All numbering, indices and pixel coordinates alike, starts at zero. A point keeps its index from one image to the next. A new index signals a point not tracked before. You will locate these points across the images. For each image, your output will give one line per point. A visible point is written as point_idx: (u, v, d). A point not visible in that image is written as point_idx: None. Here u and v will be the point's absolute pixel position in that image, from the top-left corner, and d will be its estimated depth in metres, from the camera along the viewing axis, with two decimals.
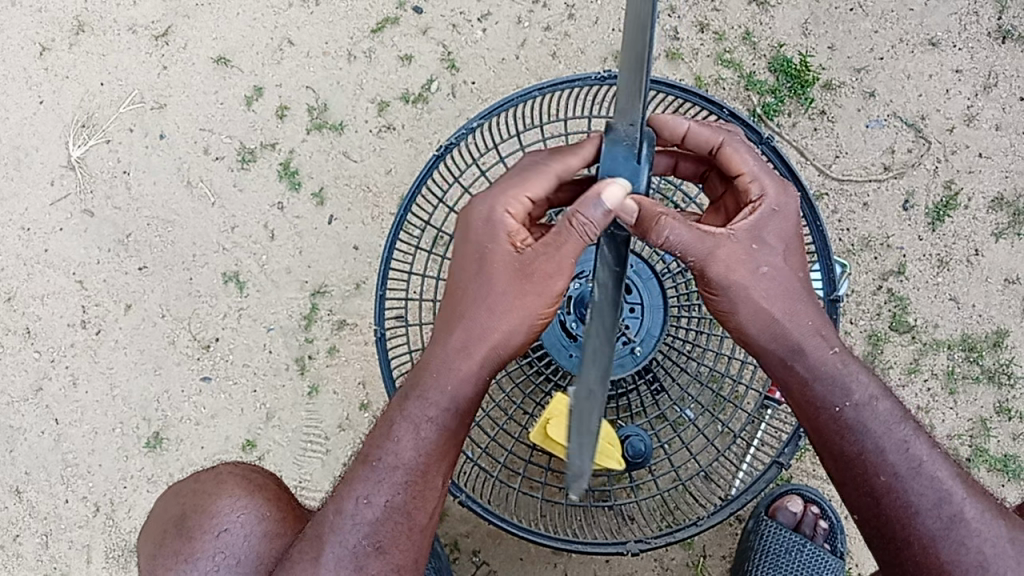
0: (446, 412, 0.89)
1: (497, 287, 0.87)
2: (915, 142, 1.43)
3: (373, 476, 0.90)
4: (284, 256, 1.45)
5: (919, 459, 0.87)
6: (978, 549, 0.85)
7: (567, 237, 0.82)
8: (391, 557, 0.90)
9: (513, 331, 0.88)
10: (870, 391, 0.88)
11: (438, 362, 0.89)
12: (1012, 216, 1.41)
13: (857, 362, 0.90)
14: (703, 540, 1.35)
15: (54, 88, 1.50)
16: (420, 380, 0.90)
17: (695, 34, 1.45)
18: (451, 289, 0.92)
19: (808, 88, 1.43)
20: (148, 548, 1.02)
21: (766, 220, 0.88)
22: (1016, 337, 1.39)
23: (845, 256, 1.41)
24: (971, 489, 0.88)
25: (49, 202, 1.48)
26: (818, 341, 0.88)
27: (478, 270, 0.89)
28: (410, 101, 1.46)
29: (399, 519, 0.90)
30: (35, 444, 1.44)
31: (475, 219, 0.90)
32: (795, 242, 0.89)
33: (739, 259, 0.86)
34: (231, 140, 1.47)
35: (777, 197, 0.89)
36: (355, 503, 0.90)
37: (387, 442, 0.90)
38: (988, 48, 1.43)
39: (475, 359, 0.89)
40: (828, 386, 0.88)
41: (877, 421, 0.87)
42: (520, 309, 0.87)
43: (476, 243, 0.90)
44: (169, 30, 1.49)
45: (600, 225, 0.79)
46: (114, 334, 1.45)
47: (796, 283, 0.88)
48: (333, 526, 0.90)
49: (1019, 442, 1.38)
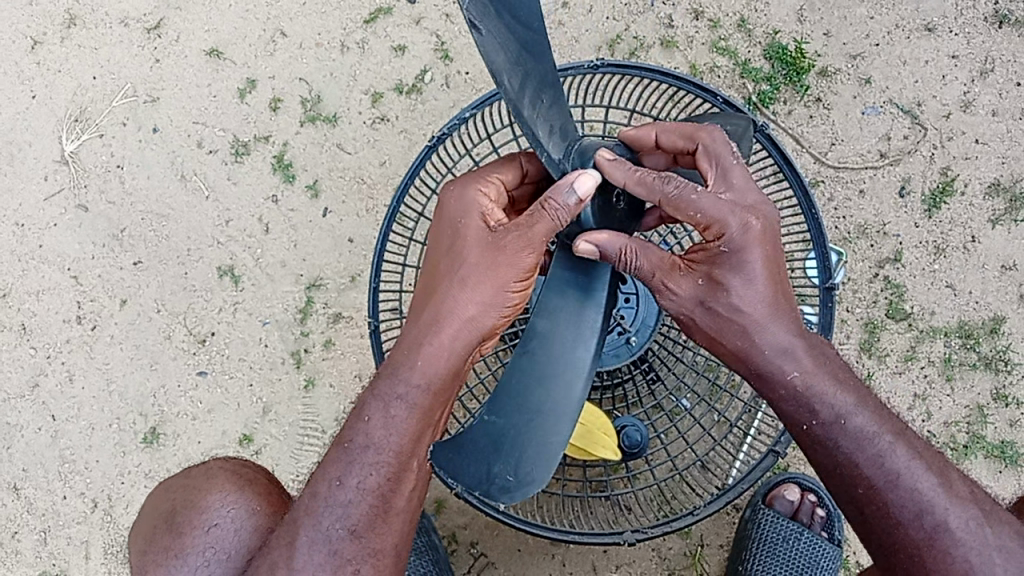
0: (416, 388, 0.87)
1: (469, 261, 0.88)
2: (911, 129, 1.42)
3: (345, 457, 0.87)
4: (279, 250, 1.45)
5: (896, 472, 0.85)
6: (964, 558, 0.83)
7: (539, 220, 0.86)
8: (368, 542, 0.87)
9: (486, 306, 0.87)
10: (841, 409, 0.86)
11: (410, 337, 0.88)
12: (1009, 202, 1.40)
13: (834, 378, 0.87)
14: (700, 529, 1.35)
15: (46, 83, 1.49)
16: (393, 357, 0.88)
17: (690, 22, 1.44)
18: (428, 268, 0.92)
19: (803, 75, 1.42)
20: (139, 543, 1.02)
21: (715, 258, 0.85)
22: (1013, 324, 1.38)
23: (840, 245, 1.41)
24: (956, 498, 0.84)
25: (42, 198, 1.47)
26: (779, 365, 0.87)
27: (450, 245, 0.90)
28: (404, 92, 1.45)
29: (374, 502, 0.87)
30: (33, 440, 1.44)
31: (448, 200, 0.94)
32: (758, 273, 0.85)
33: (687, 295, 0.88)
34: (224, 133, 1.47)
35: (727, 234, 0.84)
36: (328, 486, 0.87)
37: (359, 422, 0.88)
38: (984, 33, 1.42)
39: (446, 334, 0.87)
40: (792, 406, 0.87)
41: (847, 437, 0.86)
42: (491, 282, 0.87)
43: (450, 221, 0.92)
44: (161, 23, 1.49)
45: (567, 207, 0.85)
46: (110, 329, 1.45)
47: (755, 313, 0.86)
48: (307, 510, 0.87)
49: (1015, 429, 1.37)
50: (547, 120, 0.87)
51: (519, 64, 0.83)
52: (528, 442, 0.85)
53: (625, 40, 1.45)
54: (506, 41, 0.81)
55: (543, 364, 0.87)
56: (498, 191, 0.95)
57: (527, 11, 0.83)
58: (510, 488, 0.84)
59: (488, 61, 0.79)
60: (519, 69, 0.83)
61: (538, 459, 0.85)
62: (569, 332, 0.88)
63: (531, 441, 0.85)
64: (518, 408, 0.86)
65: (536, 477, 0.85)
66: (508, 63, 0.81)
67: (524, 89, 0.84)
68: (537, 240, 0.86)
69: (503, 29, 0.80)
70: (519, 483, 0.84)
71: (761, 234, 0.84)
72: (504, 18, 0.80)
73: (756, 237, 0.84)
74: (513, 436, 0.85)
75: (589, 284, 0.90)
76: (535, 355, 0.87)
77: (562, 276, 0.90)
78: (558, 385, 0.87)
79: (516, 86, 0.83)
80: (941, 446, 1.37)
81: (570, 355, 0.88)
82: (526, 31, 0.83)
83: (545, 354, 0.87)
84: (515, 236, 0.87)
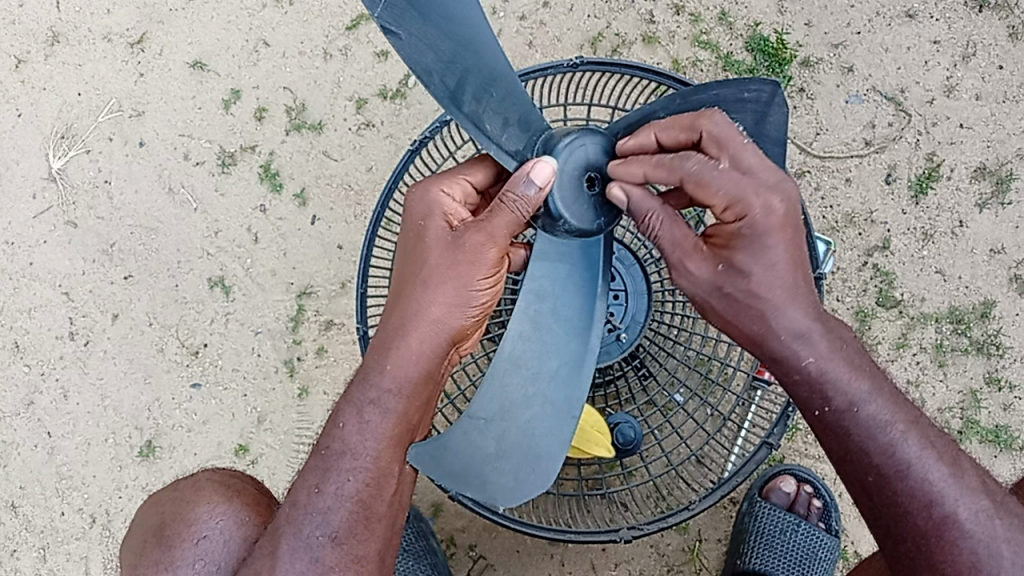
0: (387, 393, 0.88)
1: (431, 264, 0.88)
2: (896, 116, 1.42)
3: (323, 464, 0.88)
4: (268, 259, 1.45)
5: (907, 462, 0.83)
6: (971, 551, 0.80)
7: (501, 215, 0.86)
8: (350, 548, 0.87)
9: (453, 309, 0.88)
10: (854, 397, 0.84)
11: (380, 343, 0.89)
12: (995, 186, 1.40)
13: (849, 366, 0.85)
14: (698, 524, 1.35)
15: (31, 101, 1.49)
16: (365, 364, 0.89)
17: (671, 17, 1.44)
18: (393, 273, 0.92)
19: (785, 66, 1.43)
20: (131, 556, 1.02)
21: (735, 241, 0.83)
22: (1004, 308, 1.38)
23: (829, 234, 1.41)
24: (967, 488, 0.83)
25: (32, 216, 1.48)
26: (798, 351, 0.84)
27: (413, 250, 0.90)
28: (388, 98, 1.45)
29: (353, 508, 0.87)
30: (29, 458, 1.45)
31: (410, 203, 0.93)
32: (778, 259, 0.83)
33: (705, 278, 0.85)
34: (210, 145, 1.47)
35: (749, 217, 0.82)
36: (308, 493, 0.88)
37: (334, 430, 0.89)
38: (965, 18, 1.42)
39: (414, 338, 0.88)
40: (807, 391, 0.85)
41: (860, 426, 0.84)
42: (455, 283, 0.87)
43: (413, 225, 0.91)
44: (144, 37, 1.49)
45: (527, 199, 0.85)
46: (103, 344, 1.45)
47: (774, 298, 0.83)
48: (289, 518, 0.88)
49: (1009, 412, 1.37)
50: (497, 112, 0.88)
51: (455, 62, 0.86)
52: (522, 444, 0.84)
53: (607, 38, 1.45)
54: (435, 41, 0.85)
55: (533, 363, 0.86)
56: (465, 192, 0.93)
57: (458, 8, 0.85)
58: (511, 491, 0.84)
59: (410, 62, 0.85)
60: (454, 66, 0.86)
61: (534, 460, 0.84)
62: (555, 328, 0.87)
63: (525, 443, 0.84)
64: (508, 411, 0.85)
65: (540, 478, 0.84)
66: (439, 62, 0.86)
67: (463, 85, 0.87)
68: (499, 236, 0.87)
69: (427, 29, 0.85)
70: (518, 485, 0.84)
71: (785, 218, 0.82)
72: (430, 20, 0.85)
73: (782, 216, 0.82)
74: (508, 442, 0.84)
75: (573, 279, 0.89)
76: (520, 355, 0.86)
77: (543, 272, 0.89)
78: (547, 386, 0.86)
79: (450, 84, 0.86)
80: None
81: (559, 352, 0.86)
82: (462, 28, 0.86)
83: (532, 353, 0.86)
84: (477, 236, 0.87)
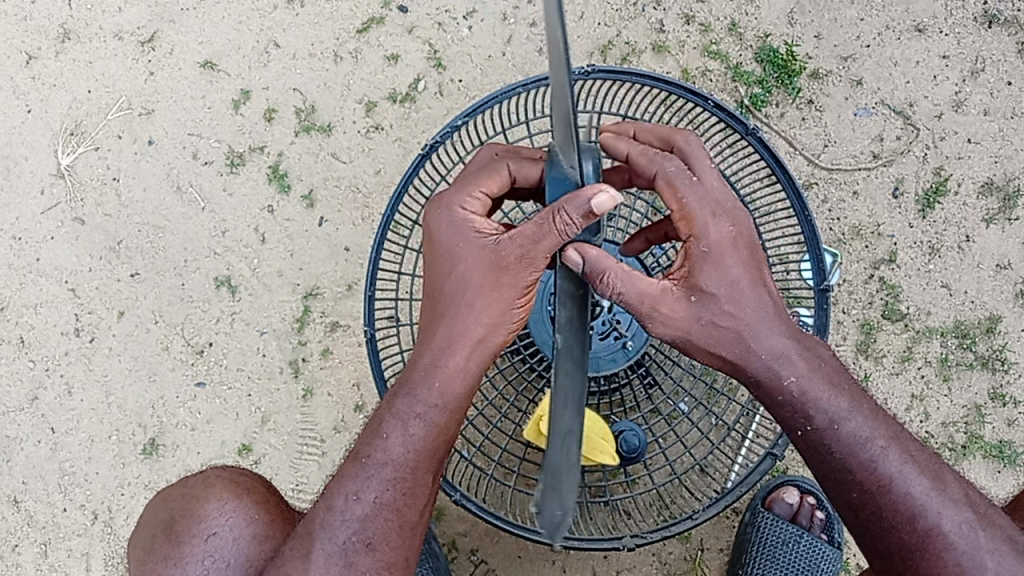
0: (434, 409, 0.87)
1: (473, 282, 0.86)
2: (904, 130, 1.42)
3: (363, 472, 0.87)
4: (275, 259, 1.45)
5: (889, 477, 0.82)
6: (955, 563, 0.80)
7: (547, 234, 0.80)
8: (382, 555, 0.87)
9: (496, 325, 0.87)
10: (835, 415, 0.83)
11: (425, 361, 0.87)
12: (1002, 202, 1.40)
13: (829, 383, 0.84)
14: (700, 533, 1.36)
15: (41, 98, 1.49)
16: (408, 378, 0.88)
17: (681, 27, 1.44)
18: (425, 290, 0.90)
19: (795, 78, 1.43)
20: (138, 553, 1.00)
21: (699, 262, 0.83)
22: (1009, 323, 1.39)
23: (835, 246, 1.41)
24: (949, 500, 0.82)
25: (39, 212, 1.48)
26: (770, 370, 0.84)
27: (452, 269, 0.87)
28: (397, 101, 1.46)
29: (389, 517, 0.87)
30: (32, 453, 1.45)
31: (436, 223, 0.89)
32: (738, 277, 0.84)
33: (678, 311, 0.84)
34: (219, 145, 1.47)
35: (705, 236, 0.83)
36: (344, 499, 0.87)
37: (376, 438, 0.88)
38: (974, 33, 1.42)
39: (460, 356, 0.87)
40: (787, 412, 0.85)
41: (841, 443, 0.83)
42: (499, 301, 0.86)
43: (444, 245, 0.88)
44: (155, 36, 1.49)
45: (579, 222, 0.78)
46: (107, 341, 1.45)
47: (743, 321, 0.84)
48: (323, 523, 0.87)
49: (1013, 428, 1.38)
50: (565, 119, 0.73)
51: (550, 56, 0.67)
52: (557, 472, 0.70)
53: (617, 46, 1.45)
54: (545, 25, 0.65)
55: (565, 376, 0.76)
56: (484, 205, 0.89)
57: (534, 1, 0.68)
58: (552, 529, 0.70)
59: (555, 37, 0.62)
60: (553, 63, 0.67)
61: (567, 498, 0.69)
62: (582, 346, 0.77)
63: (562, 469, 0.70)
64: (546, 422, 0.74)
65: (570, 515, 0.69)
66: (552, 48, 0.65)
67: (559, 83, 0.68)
68: (538, 257, 0.83)
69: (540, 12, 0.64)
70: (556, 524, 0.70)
71: (737, 238, 0.84)
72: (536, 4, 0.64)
73: (736, 227, 0.85)
74: None
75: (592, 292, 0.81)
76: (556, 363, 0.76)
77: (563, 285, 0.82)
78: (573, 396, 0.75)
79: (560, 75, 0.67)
80: (938, 446, 1.38)
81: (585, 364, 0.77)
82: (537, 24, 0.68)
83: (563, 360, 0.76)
84: (516, 255, 0.84)
